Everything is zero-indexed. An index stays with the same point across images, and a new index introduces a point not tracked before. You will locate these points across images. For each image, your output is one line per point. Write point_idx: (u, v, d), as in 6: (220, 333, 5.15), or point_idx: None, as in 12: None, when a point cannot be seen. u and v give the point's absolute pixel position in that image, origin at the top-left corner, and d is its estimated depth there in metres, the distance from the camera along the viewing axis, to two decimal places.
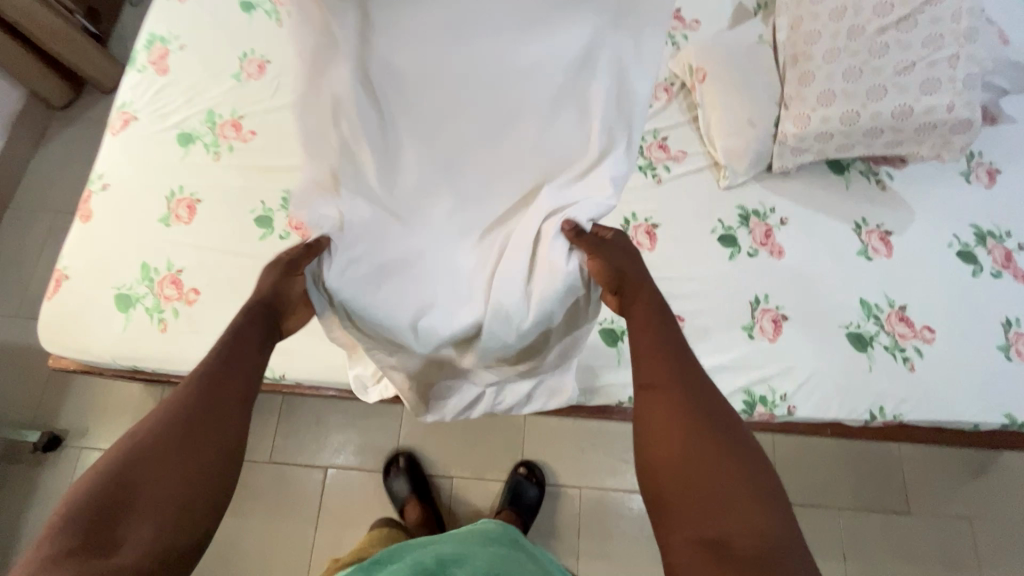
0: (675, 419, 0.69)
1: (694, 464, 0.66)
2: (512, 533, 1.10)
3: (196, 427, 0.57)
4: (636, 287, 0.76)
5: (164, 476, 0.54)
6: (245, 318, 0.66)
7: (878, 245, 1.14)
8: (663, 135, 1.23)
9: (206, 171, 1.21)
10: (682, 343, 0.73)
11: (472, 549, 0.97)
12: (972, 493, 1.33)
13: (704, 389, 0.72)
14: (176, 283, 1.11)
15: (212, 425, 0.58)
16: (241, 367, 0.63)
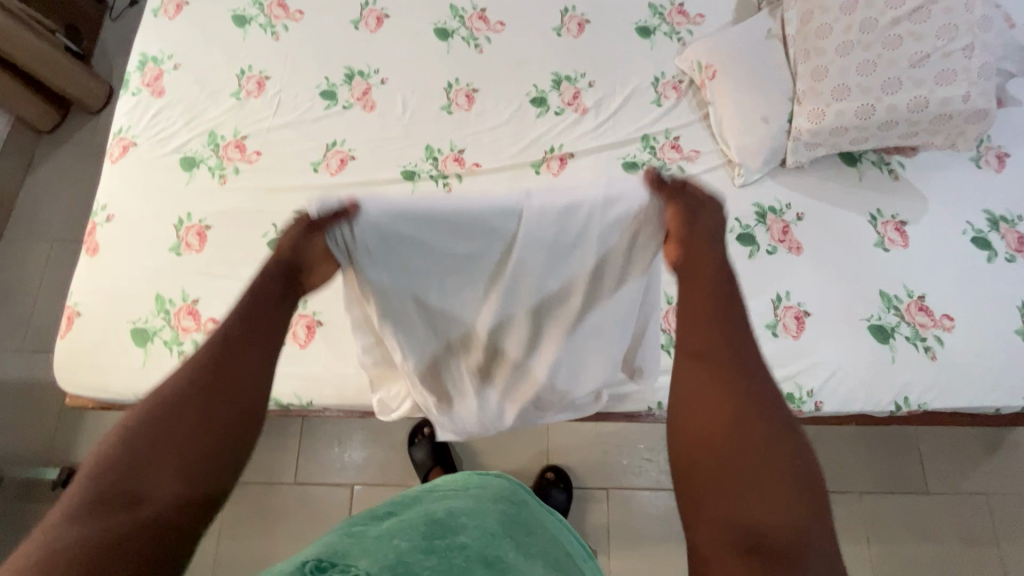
0: (716, 391, 0.61)
1: (735, 444, 0.58)
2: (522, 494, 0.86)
3: (215, 403, 0.57)
4: (699, 244, 0.63)
5: (186, 437, 0.56)
6: (259, 284, 0.63)
7: (894, 235, 1.15)
8: (675, 134, 1.22)
9: (214, 196, 1.18)
10: (737, 321, 0.63)
11: (484, 510, 0.73)
12: (987, 469, 1.37)
13: (753, 368, 0.62)
14: (194, 314, 1.09)
15: (231, 393, 0.59)
16: (261, 333, 0.61)
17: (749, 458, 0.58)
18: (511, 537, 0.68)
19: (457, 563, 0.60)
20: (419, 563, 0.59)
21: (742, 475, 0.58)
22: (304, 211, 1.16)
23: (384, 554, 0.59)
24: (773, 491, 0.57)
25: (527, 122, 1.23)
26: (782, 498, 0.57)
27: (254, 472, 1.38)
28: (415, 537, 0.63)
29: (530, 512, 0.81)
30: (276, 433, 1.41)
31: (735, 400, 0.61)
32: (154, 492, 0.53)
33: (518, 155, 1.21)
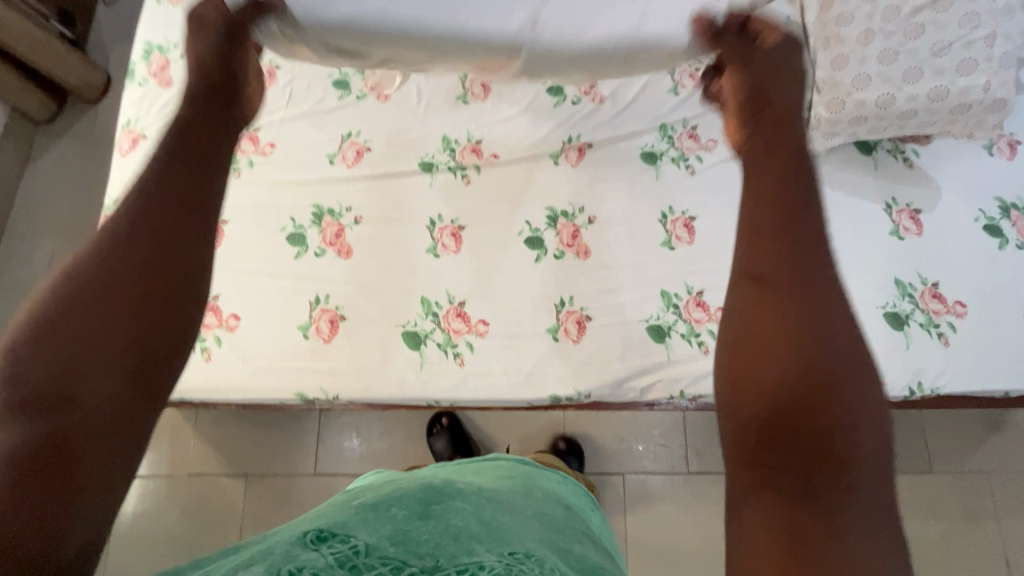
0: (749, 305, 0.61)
1: (762, 354, 0.58)
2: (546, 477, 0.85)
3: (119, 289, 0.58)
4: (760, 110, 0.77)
5: (109, 321, 0.56)
6: (162, 179, 0.65)
7: (909, 224, 1.17)
8: (693, 123, 1.22)
9: (228, 189, 1.16)
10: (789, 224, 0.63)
11: (488, 484, 0.72)
12: (989, 448, 1.41)
13: (797, 275, 0.60)
14: (215, 310, 1.09)
15: (156, 287, 0.59)
16: (169, 218, 0.63)
17: (789, 362, 0.56)
18: (505, 502, 0.68)
19: (454, 523, 0.58)
20: (417, 529, 0.56)
21: (786, 376, 0.56)
22: (322, 203, 1.15)
23: (383, 524, 0.57)
24: (816, 396, 0.55)
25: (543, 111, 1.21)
26: (829, 391, 0.55)
27: (275, 464, 1.39)
28: (414, 505, 0.61)
29: (529, 480, 0.80)
30: (295, 426, 1.42)
31: (776, 301, 0.59)
32: (85, 378, 0.53)
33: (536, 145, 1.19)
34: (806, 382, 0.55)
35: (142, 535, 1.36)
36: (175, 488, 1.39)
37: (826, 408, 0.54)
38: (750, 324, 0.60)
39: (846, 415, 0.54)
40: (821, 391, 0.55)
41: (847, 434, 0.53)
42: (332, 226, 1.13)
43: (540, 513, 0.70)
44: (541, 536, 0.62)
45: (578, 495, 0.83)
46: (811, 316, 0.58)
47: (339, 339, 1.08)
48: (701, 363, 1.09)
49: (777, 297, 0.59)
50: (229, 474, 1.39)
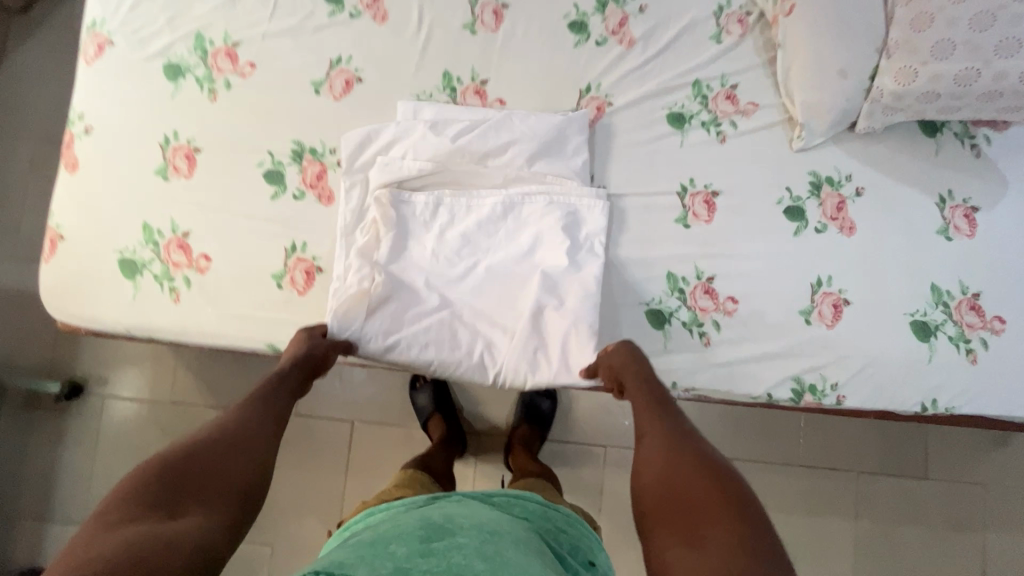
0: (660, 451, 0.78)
1: (674, 481, 0.73)
2: (558, 513, 0.85)
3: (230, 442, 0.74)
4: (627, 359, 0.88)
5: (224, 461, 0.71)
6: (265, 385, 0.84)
7: (961, 223, 1.03)
8: (732, 81, 1.05)
9: (202, 113, 1.05)
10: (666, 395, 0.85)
11: (482, 508, 0.76)
12: (990, 461, 1.35)
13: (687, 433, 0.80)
14: (184, 248, 1.01)
15: (254, 443, 0.75)
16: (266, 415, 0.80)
17: (677, 483, 0.73)
18: (512, 531, 0.69)
19: (455, 562, 0.63)
20: (418, 567, 0.62)
21: (678, 493, 0.72)
22: (303, 140, 1.04)
23: (382, 564, 0.63)
24: (704, 498, 0.70)
25: (562, 53, 1.06)
26: (707, 492, 0.71)
27: None
28: (414, 543, 0.66)
29: (526, 507, 0.82)
30: (276, 366, 1.39)
31: (661, 444, 0.78)
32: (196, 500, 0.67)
33: (549, 94, 1.05)
34: (694, 488, 0.71)
35: (124, 456, 1.38)
36: (157, 414, 1.39)
37: (713, 500, 0.69)
38: (645, 473, 0.77)
39: (727, 501, 0.69)
40: (707, 494, 0.70)
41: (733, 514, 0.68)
42: (315, 167, 1.03)
43: (534, 542, 0.70)
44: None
45: (574, 519, 0.85)
46: (688, 447, 0.77)
47: (314, 292, 1.01)
48: (699, 355, 1.01)
49: (661, 444, 0.78)
50: (211, 407, 1.39)
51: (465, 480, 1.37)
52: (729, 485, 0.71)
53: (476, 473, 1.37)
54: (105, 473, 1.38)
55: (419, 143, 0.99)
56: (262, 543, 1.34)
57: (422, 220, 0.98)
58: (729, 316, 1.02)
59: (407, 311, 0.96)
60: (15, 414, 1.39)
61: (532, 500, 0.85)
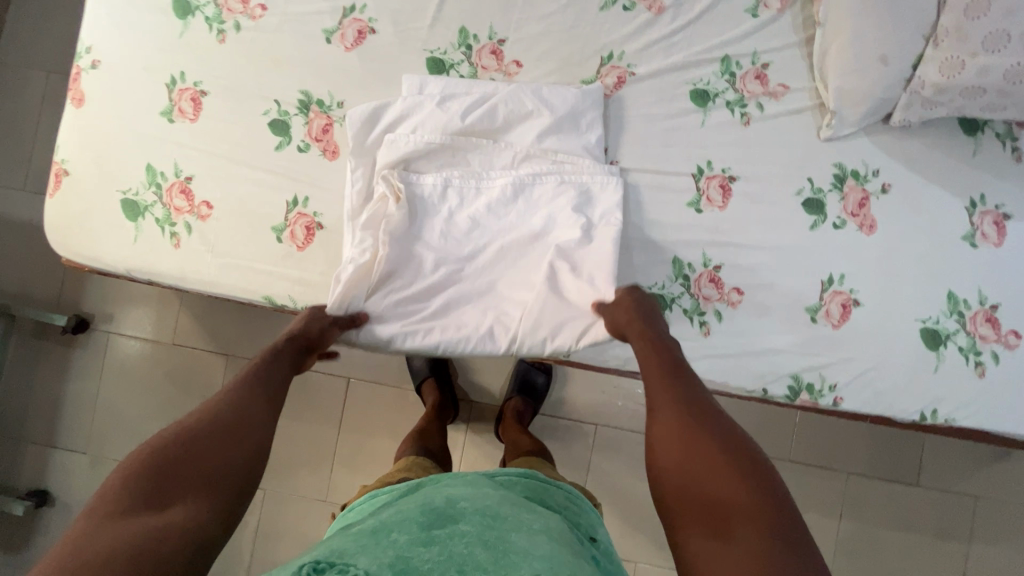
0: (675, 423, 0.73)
1: (691, 453, 0.69)
2: (563, 493, 0.86)
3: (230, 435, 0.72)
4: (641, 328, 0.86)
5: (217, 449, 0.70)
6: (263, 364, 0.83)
7: (990, 231, 0.97)
8: (764, 59, 0.99)
9: (210, 54, 1.02)
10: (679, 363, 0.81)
11: (483, 491, 0.76)
12: (986, 475, 1.33)
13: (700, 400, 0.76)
14: (186, 193, 1.01)
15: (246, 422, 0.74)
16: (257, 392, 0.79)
17: (702, 475, 0.67)
18: (516, 515, 0.70)
19: (457, 550, 0.62)
20: (419, 556, 0.61)
21: (706, 485, 0.66)
22: (310, 91, 1.01)
23: (382, 553, 0.61)
24: (731, 489, 0.64)
25: (586, 16, 1.00)
26: (731, 482, 0.65)
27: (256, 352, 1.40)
28: (416, 531, 0.65)
29: (528, 487, 0.83)
30: (277, 318, 1.40)
31: (682, 426, 0.72)
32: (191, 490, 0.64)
33: (569, 60, 1.01)
34: (720, 479, 0.65)
35: (128, 391, 1.41)
36: (160, 355, 1.42)
37: (743, 494, 0.64)
38: (665, 457, 0.71)
39: (754, 489, 0.64)
40: (734, 483, 0.65)
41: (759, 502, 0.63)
42: (321, 120, 1.01)
43: (536, 519, 0.71)
44: (551, 553, 0.64)
45: (575, 497, 0.86)
46: (711, 430, 0.71)
47: (313, 248, 1.00)
48: (697, 344, 0.99)
49: (681, 422, 0.72)
50: (212, 352, 1.41)
51: (455, 445, 1.39)
52: (747, 464, 0.67)
53: (465, 438, 1.39)
54: (108, 407, 1.42)
55: (427, 120, 0.95)
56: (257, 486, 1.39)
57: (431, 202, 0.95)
58: (732, 307, 0.99)
59: (412, 287, 0.95)
60: (25, 343, 1.43)
61: (537, 481, 0.86)
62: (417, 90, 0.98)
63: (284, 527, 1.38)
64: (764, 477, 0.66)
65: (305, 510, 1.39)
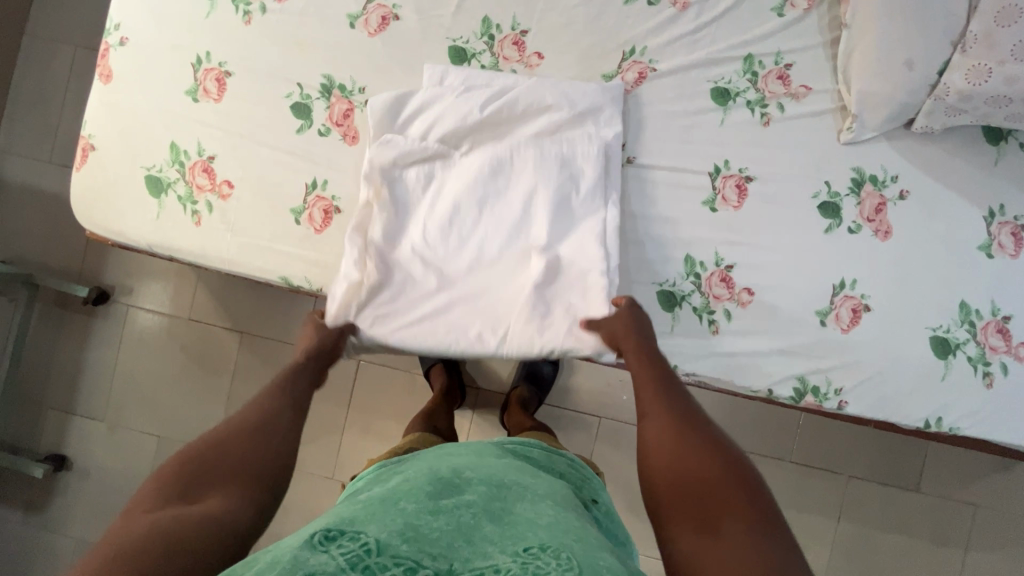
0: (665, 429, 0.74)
1: (678, 454, 0.71)
2: (567, 460, 0.87)
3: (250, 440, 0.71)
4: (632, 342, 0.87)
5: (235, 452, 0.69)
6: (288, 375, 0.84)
7: (1007, 242, 0.97)
8: (787, 60, 0.98)
9: (235, 35, 1.03)
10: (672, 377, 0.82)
11: (486, 462, 0.78)
12: (987, 484, 1.33)
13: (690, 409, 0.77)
14: (208, 172, 1.03)
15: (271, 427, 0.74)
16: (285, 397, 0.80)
17: (689, 470, 0.68)
18: (520, 485, 0.73)
19: (464, 521, 0.64)
20: (428, 526, 0.62)
21: (692, 479, 0.67)
22: (332, 76, 1.02)
23: (392, 521, 0.63)
24: (717, 484, 0.66)
25: (610, 9, 1.00)
26: (717, 478, 0.67)
27: (269, 330, 1.43)
28: (423, 500, 0.67)
29: (531, 453, 0.85)
30: (290, 299, 1.43)
31: (671, 427, 0.74)
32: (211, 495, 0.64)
33: (591, 53, 1.01)
34: (705, 474, 0.67)
35: (145, 363, 1.45)
36: (177, 330, 1.45)
37: (729, 487, 0.65)
38: (653, 455, 0.72)
39: (740, 485, 0.66)
40: (720, 479, 0.66)
41: (743, 496, 0.64)
42: (343, 104, 1.02)
43: (539, 487, 0.74)
44: (555, 521, 0.66)
45: (579, 464, 0.87)
46: (698, 433, 0.73)
47: (330, 232, 1.01)
48: (705, 342, 1.00)
49: (670, 425, 0.74)
50: (227, 329, 1.44)
51: (461, 429, 1.41)
52: (733, 463, 0.68)
53: (470, 423, 1.42)
54: (126, 378, 1.46)
55: (449, 111, 0.96)
56: None
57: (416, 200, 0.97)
58: (742, 307, 0.99)
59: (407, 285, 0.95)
60: (47, 311, 1.47)
61: (537, 446, 0.88)
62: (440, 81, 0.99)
63: (291, 502, 1.42)
64: (750, 477, 0.67)
65: (313, 486, 1.42)
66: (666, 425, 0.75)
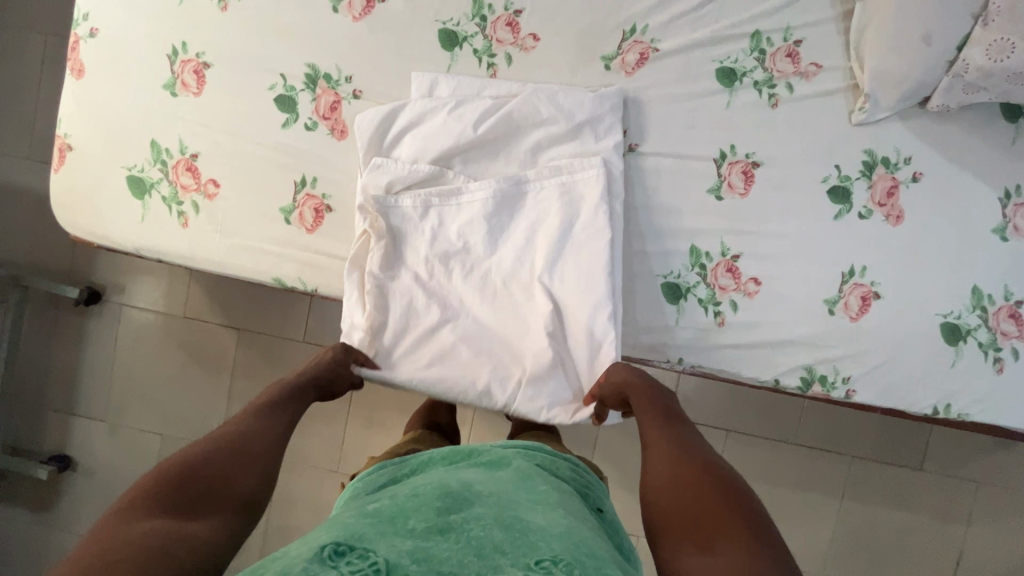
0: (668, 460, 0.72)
1: (682, 485, 0.68)
2: (573, 467, 0.86)
3: (240, 451, 0.69)
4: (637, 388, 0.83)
5: (223, 462, 0.67)
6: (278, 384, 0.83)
7: (1022, 224, 0.94)
8: (797, 36, 0.93)
9: (212, 23, 0.97)
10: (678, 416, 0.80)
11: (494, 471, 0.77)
12: (990, 461, 1.34)
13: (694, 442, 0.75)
14: (192, 171, 0.98)
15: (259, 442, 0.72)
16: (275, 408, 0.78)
17: (688, 501, 0.66)
18: (529, 496, 0.72)
19: (475, 535, 0.63)
20: (438, 544, 0.61)
21: (690, 510, 0.65)
22: (316, 65, 0.96)
23: (402, 541, 0.61)
24: (716, 515, 0.63)
25: None
26: (713, 510, 0.64)
27: (266, 326, 1.40)
28: (432, 515, 0.66)
29: (538, 458, 0.84)
30: (286, 296, 1.40)
31: (668, 459, 0.72)
32: (203, 506, 0.62)
33: (590, 34, 0.95)
34: (704, 503, 0.65)
35: (141, 361, 1.43)
36: (172, 327, 1.43)
37: (728, 517, 0.63)
38: (651, 491, 0.71)
39: (738, 517, 0.63)
40: (716, 510, 0.64)
41: (743, 526, 0.61)
42: (329, 96, 0.97)
43: (548, 496, 0.73)
44: (566, 533, 0.65)
45: (583, 470, 0.86)
46: (693, 462, 0.71)
47: (322, 231, 0.98)
48: (711, 334, 0.98)
49: (664, 456, 0.73)
50: (223, 325, 1.42)
51: (464, 420, 1.41)
52: (732, 492, 0.66)
53: (473, 413, 1.41)
54: (124, 377, 1.44)
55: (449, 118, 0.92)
56: None
57: (412, 224, 0.93)
58: (749, 297, 0.97)
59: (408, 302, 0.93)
60: (39, 312, 1.44)
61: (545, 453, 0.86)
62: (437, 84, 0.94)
63: (297, 496, 1.43)
64: (749, 507, 0.64)
65: (318, 480, 1.42)
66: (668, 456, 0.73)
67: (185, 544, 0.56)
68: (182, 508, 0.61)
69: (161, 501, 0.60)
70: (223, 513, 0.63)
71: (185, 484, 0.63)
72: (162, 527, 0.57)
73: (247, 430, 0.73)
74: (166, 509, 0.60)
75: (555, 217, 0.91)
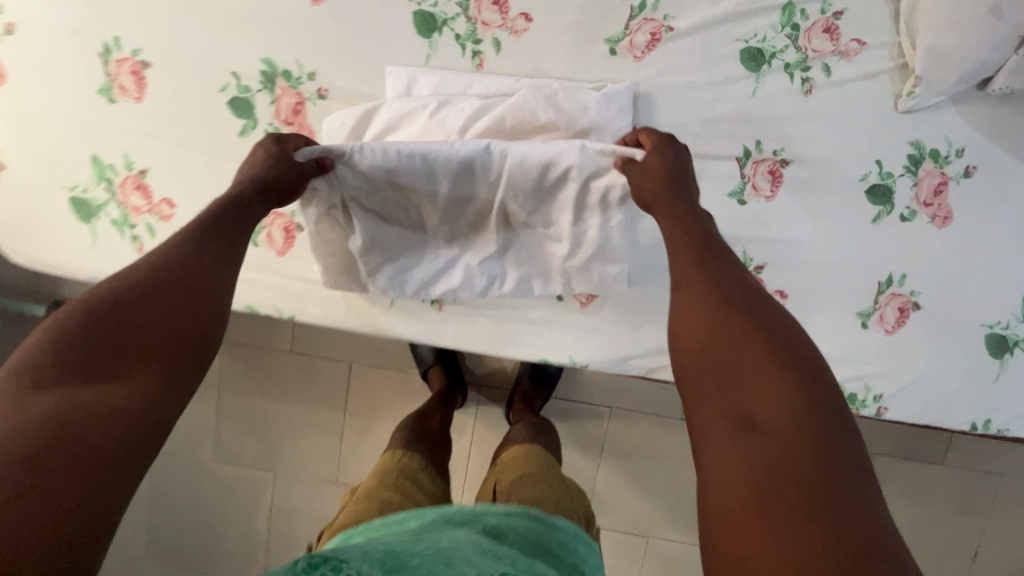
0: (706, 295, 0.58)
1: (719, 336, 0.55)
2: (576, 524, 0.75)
3: (156, 294, 0.52)
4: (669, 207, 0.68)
5: (136, 310, 0.50)
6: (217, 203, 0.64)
7: None
8: (837, 7, 0.79)
9: (147, 13, 0.82)
10: (719, 240, 0.64)
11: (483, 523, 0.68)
12: (1015, 453, 1.28)
13: (733, 270, 0.61)
14: (142, 189, 0.87)
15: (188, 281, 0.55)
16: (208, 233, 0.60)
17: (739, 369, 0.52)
18: None
19: None
20: None
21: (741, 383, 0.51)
22: (273, 61, 0.83)
23: None
24: (776, 396, 0.49)
25: None
26: (775, 390, 0.50)
27: (251, 338, 1.32)
28: None
29: None
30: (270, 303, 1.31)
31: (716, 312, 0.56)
32: (112, 366, 0.47)
33: (592, 13, 0.80)
34: (746, 354, 0.53)
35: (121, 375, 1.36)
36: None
37: (789, 407, 0.49)
38: (688, 338, 0.57)
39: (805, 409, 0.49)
40: (771, 383, 0.50)
41: (809, 421, 0.48)
42: (290, 97, 0.83)
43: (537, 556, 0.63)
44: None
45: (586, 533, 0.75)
46: (753, 322, 0.55)
47: (295, 253, 0.87)
48: None
49: (711, 306, 0.57)
50: None
51: (465, 428, 1.34)
52: (802, 368, 0.51)
53: (474, 419, 1.34)
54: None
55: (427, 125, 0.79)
56: (266, 469, 1.38)
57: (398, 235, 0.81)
58: None
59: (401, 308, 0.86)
60: None
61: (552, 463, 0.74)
62: (412, 85, 0.82)
63: (297, 507, 1.39)
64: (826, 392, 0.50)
65: (319, 491, 1.38)
66: (704, 291, 0.59)
67: (93, 426, 0.43)
68: (86, 370, 0.46)
69: (55, 367, 0.45)
70: (144, 370, 0.48)
71: (84, 343, 0.47)
72: (58, 401, 0.43)
73: (165, 263, 0.55)
74: (60, 377, 0.45)
75: (558, 241, 0.80)
